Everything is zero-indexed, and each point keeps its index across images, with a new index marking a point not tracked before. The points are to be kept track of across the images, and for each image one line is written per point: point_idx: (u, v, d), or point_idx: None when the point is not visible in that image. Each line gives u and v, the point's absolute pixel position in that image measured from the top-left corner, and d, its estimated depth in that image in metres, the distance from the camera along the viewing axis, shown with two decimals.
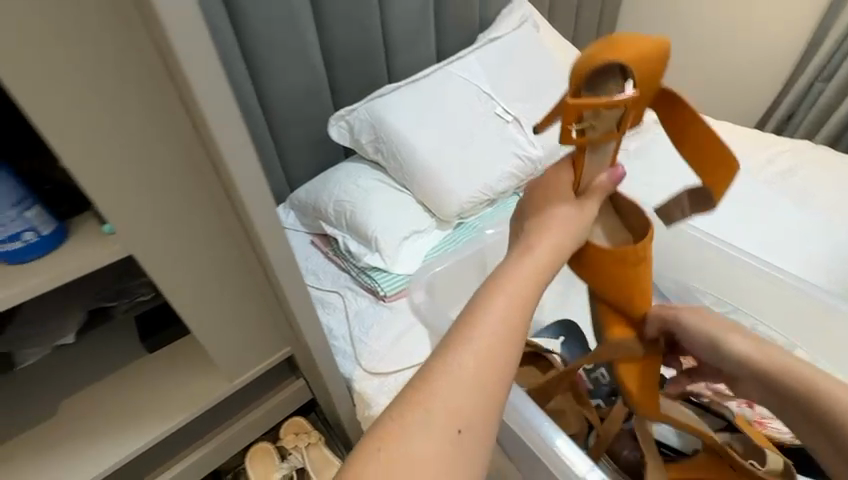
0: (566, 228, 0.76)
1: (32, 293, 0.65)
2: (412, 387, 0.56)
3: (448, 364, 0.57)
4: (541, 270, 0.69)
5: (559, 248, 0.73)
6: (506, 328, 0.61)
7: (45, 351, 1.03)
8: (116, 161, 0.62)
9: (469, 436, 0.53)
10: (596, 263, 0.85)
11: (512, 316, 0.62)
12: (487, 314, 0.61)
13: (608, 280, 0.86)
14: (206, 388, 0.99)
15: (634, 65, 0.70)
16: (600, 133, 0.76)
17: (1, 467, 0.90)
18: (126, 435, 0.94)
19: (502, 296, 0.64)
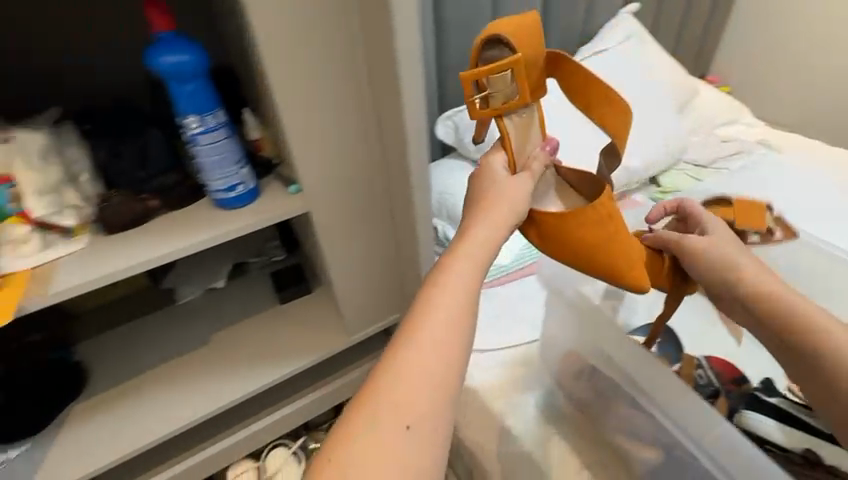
0: (503, 210, 0.73)
1: (240, 233, 0.81)
2: (361, 390, 0.56)
3: (401, 361, 0.56)
4: (479, 251, 0.67)
5: (497, 226, 0.70)
6: (451, 315, 0.60)
7: (199, 292, 1.24)
8: (319, 132, 0.78)
9: (420, 431, 0.53)
10: (557, 232, 0.81)
11: (457, 304, 0.61)
12: (432, 307, 0.60)
13: (571, 250, 0.81)
14: (329, 338, 1.14)
15: (512, 36, 0.77)
16: (501, 102, 0.81)
17: (168, 378, 1.08)
18: (264, 367, 1.10)
19: (448, 287, 0.62)
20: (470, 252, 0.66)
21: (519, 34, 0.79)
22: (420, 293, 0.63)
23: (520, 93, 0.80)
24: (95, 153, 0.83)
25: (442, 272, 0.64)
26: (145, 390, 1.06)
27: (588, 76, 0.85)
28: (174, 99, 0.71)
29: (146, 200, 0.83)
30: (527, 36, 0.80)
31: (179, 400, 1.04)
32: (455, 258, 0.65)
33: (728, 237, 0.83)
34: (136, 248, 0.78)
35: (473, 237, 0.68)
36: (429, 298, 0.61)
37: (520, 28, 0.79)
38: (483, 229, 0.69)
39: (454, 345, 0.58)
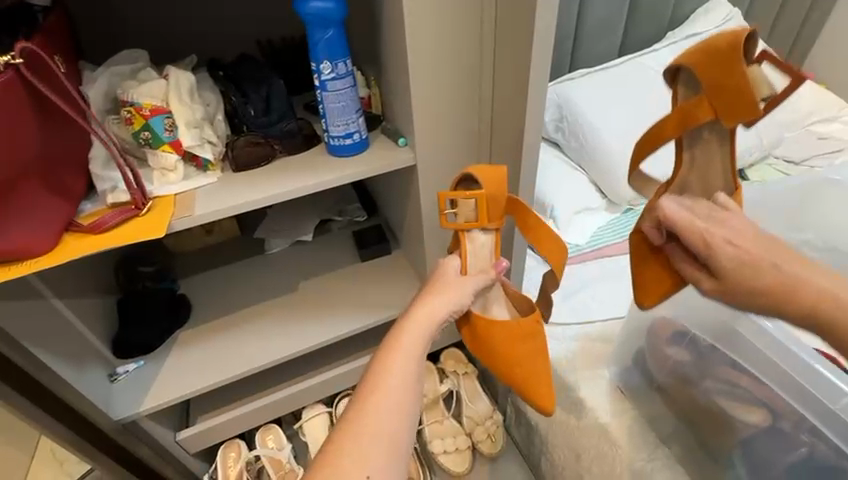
0: (458, 290, 0.78)
1: (354, 177, 0.86)
2: (319, 458, 0.59)
3: (356, 425, 0.60)
4: (431, 319, 0.72)
5: (445, 306, 0.75)
6: (402, 378, 0.64)
7: (286, 243, 1.32)
8: (437, 83, 0.81)
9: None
10: (484, 336, 0.87)
11: (405, 372, 0.65)
12: (386, 374, 0.64)
13: (498, 360, 0.88)
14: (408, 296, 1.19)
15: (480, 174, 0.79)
16: (462, 222, 0.84)
17: (259, 318, 1.16)
18: (346, 316, 1.16)
19: (400, 355, 0.67)
20: (420, 324, 0.71)
21: (484, 172, 0.80)
22: (374, 360, 0.67)
23: (477, 218, 0.82)
24: (228, 97, 0.91)
25: (392, 341, 0.68)
26: (239, 325, 1.15)
27: (535, 221, 0.82)
28: (311, 46, 0.77)
29: (272, 143, 0.89)
30: (489, 178, 0.79)
31: (269, 338, 1.13)
32: (402, 328, 0.70)
33: (723, 243, 0.69)
34: (266, 184, 0.84)
35: (422, 309, 0.73)
36: (384, 367, 0.65)
37: (485, 172, 0.79)
38: (435, 304, 0.75)
39: (401, 412, 0.61)
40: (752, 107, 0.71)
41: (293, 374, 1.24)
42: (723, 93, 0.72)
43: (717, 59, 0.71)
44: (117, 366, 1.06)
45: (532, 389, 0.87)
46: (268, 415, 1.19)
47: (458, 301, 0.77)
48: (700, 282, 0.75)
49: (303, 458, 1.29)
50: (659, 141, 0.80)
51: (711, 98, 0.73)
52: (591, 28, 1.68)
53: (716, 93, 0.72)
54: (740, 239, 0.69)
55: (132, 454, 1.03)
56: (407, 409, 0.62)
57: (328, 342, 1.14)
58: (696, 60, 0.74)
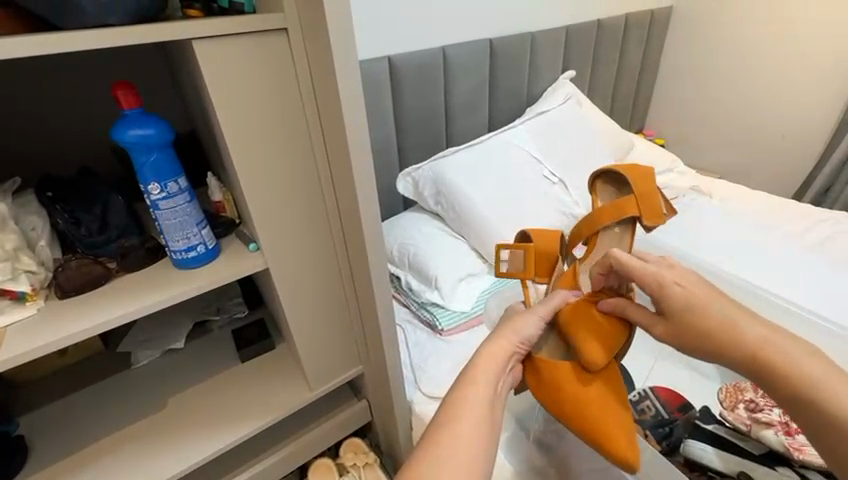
0: (512, 326, 0.80)
1: (197, 291, 0.83)
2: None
3: (435, 454, 0.62)
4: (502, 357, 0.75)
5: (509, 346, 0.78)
6: (478, 411, 0.67)
7: (157, 353, 1.22)
8: (274, 192, 0.84)
9: None
10: (555, 379, 0.81)
11: (482, 408, 0.67)
12: (463, 409, 0.67)
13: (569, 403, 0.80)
14: (290, 394, 1.13)
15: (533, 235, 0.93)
16: (511, 271, 0.93)
17: (114, 449, 1.02)
18: (220, 429, 1.06)
19: (475, 390, 0.70)
20: (494, 362, 0.75)
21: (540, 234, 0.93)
22: (451, 394, 0.70)
23: (525, 270, 0.92)
24: (54, 219, 0.86)
25: (467, 375, 0.72)
26: (92, 462, 1.00)
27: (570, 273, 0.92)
28: (136, 169, 0.77)
29: (106, 263, 0.85)
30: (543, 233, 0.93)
31: (131, 469, 0.99)
32: (480, 365, 0.74)
33: (673, 284, 0.72)
34: (93, 311, 0.78)
35: (495, 348, 0.77)
36: (461, 397, 0.69)
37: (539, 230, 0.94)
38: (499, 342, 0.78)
39: (483, 438, 0.64)
40: (661, 215, 0.85)
41: None
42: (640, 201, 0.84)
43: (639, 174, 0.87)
44: None
45: (607, 437, 0.76)
46: None
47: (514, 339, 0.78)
48: (651, 327, 0.77)
49: None
50: (595, 226, 0.87)
51: (636, 198, 0.84)
52: (458, 109, 1.87)
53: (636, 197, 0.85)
54: (689, 283, 0.72)
55: None
56: (487, 438, 0.64)
57: (198, 464, 1.02)
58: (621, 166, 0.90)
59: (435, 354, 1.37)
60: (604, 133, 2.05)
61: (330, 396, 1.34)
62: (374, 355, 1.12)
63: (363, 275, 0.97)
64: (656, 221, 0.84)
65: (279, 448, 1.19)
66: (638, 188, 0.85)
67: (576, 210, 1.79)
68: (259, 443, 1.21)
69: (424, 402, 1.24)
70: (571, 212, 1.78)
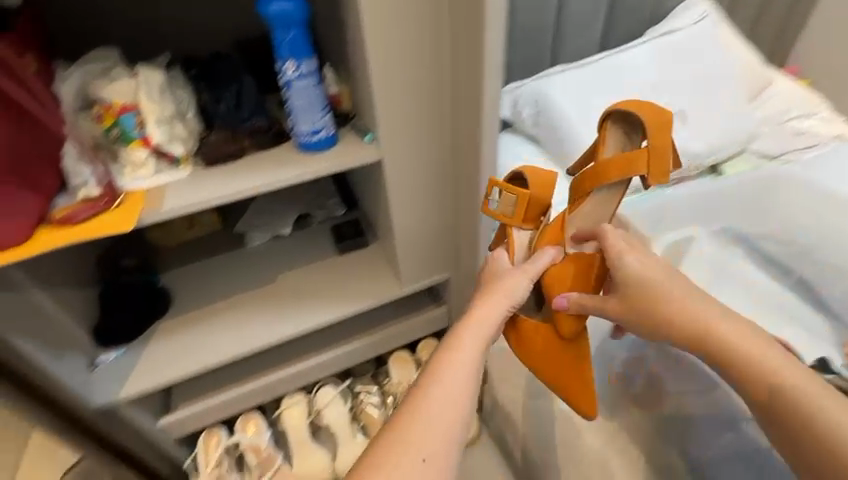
0: (500, 287, 0.80)
1: (319, 172, 0.89)
2: (379, 442, 0.65)
3: (420, 412, 0.65)
4: (486, 321, 0.76)
5: (501, 307, 0.78)
6: (461, 374, 0.69)
7: (266, 237, 1.36)
8: (398, 80, 0.84)
9: (433, 465, 0.62)
10: (532, 338, 0.91)
11: (468, 368, 0.70)
12: (448, 368, 0.70)
13: (543, 359, 0.91)
14: (382, 287, 1.22)
15: (528, 173, 0.94)
16: (499, 212, 0.93)
17: (236, 307, 1.20)
18: (321, 306, 1.20)
19: (462, 350, 0.72)
20: (479, 330, 0.75)
21: (536, 174, 0.94)
22: (438, 351, 0.73)
23: (516, 212, 0.92)
24: (198, 94, 0.93)
25: (450, 342, 0.73)
26: (219, 315, 1.19)
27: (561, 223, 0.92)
28: (275, 46, 0.80)
29: (241, 140, 0.92)
30: (537, 178, 0.93)
31: (248, 329, 1.16)
32: (464, 331, 0.74)
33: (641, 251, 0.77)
34: (233, 179, 0.87)
35: (481, 310, 0.77)
36: (446, 359, 0.71)
37: (532, 175, 0.94)
38: (484, 306, 0.78)
39: (459, 403, 0.67)
40: (665, 174, 0.84)
41: (271, 363, 1.26)
42: (652, 156, 0.83)
43: (655, 123, 0.84)
44: (97, 355, 1.08)
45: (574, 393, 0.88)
46: (247, 403, 1.24)
47: (502, 300, 0.79)
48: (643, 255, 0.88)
49: (282, 447, 1.31)
50: (600, 180, 0.87)
51: (647, 151, 0.84)
52: (572, 21, 1.69)
53: (650, 152, 0.84)
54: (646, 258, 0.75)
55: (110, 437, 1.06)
56: (464, 404, 0.67)
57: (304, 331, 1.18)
58: (643, 112, 0.86)
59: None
60: (740, 61, 1.76)
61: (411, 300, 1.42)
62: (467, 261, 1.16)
63: (470, 180, 0.97)
64: (661, 178, 0.83)
65: (366, 334, 1.31)
66: (653, 138, 0.84)
67: (689, 147, 1.60)
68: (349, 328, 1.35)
69: None
70: (685, 149, 1.59)
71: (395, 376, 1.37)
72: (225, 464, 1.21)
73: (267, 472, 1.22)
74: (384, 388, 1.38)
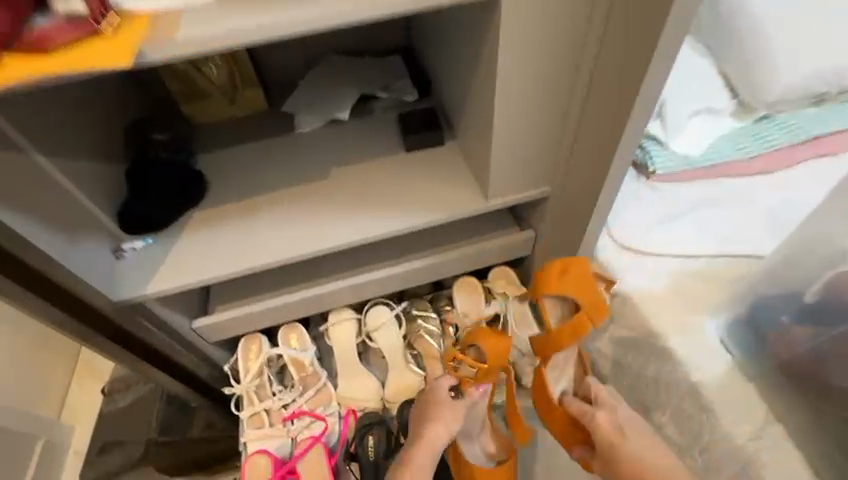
0: (451, 411, 0.96)
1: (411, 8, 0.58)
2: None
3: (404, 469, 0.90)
4: (455, 416, 0.96)
5: (446, 434, 0.94)
6: (427, 456, 0.92)
7: (320, 122, 1.09)
8: None
9: None
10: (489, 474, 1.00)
11: (438, 438, 0.94)
12: (423, 439, 0.93)
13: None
14: (463, 198, 0.96)
15: (489, 353, 0.91)
16: (462, 374, 0.98)
17: (281, 204, 0.98)
18: (386, 213, 0.96)
19: (441, 421, 0.94)
20: (428, 449, 0.93)
21: (489, 340, 0.92)
22: (414, 432, 0.96)
23: (476, 377, 0.95)
24: None
25: (406, 458, 0.92)
26: (262, 211, 0.97)
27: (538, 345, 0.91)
28: None
29: None
30: (493, 347, 0.92)
31: (299, 230, 0.95)
32: (417, 453, 0.92)
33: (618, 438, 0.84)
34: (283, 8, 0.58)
35: (439, 430, 0.94)
36: (430, 418, 0.95)
37: (484, 338, 0.92)
38: (438, 414, 0.95)
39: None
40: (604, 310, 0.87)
41: (320, 273, 1.08)
42: (587, 294, 0.85)
43: (577, 277, 0.86)
44: (123, 242, 0.91)
45: None
46: (294, 313, 1.08)
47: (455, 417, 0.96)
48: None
49: (326, 364, 1.17)
50: (559, 346, 0.88)
51: (583, 314, 0.86)
52: None
53: (574, 278, 0.86)
54: (629, 426, 0.85)
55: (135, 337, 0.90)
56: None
57: (369, 240, 0.96)
58: (570, 292, 0.86)
59: (634, 202, 1.02)
60: None
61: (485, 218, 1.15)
62: (593, 162, 0.84)
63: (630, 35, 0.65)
64: (597, 315, 0.85)
65: (431, 253, 1.08)
66: (579, 299, 0.86)
67: None
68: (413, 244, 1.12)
69: (617, 252, 0.96)
70: None
71: (460, 306, 1.15)
72: (266, 375, 1.09)
73: (310, 388, 1.09)
74: (444, 316, 1.19)
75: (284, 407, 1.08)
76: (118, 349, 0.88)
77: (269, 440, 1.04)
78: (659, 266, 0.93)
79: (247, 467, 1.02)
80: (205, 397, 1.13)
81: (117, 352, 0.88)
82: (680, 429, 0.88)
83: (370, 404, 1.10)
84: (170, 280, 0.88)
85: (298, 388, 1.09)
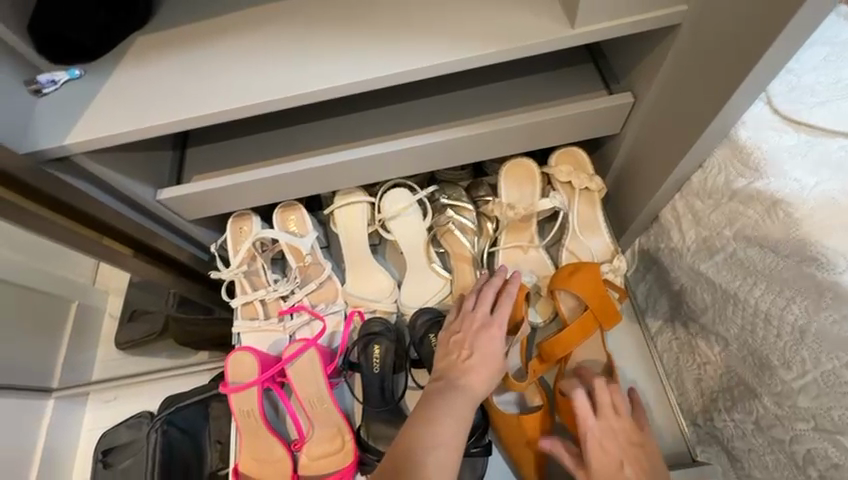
0: (495, 366, 0.74)
1: None
2: (426, 400, 0.72)
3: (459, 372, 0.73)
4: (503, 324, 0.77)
5: (499, 341, 0.75)
6: (481, 361, 0.74)
7: None
8: None
9: (444, 447, 0.66)
10: (520, 421, 0.79)
11: (497, 345, 0.75)
12: (481, 341, 0.75)
13: (524, 435, 0.79)
14: (535, 26, 0.59)
15: (589, 305, 0.79)
16: (561, 308, 0.83)
17: (256, 26, 0.64)
18: (409, 45, 0.60)
19: (498, 328, 0.76)
20: (467, 399, 0.71)
21: (595, 300, 0.79)
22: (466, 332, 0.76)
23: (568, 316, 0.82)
24: None
25: (436, 403, 0.70)
26: (229, 35, 0.64)
27: (564, 334, 0.79)
28: None
29: None
30: (583, 289, 0.79)
31: (276, 63, 0.61)
32: (450, 396, 0.71)
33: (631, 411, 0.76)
34: None
35: (479, 381, 0.72)
36: (485, 323, 0.77)
37: (581, 284, 0.79)
38: (479, 362, 0.73)
39: (458, 448, 0.67)
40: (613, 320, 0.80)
41: (323, 142, 0.81)
42: (598, 296, 0.79)
43: (588, 278, 0.79)
44: (39, 74, 0.64)
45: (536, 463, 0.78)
46: (285, 193, 0.81)
47: (495, 374, 0.74)
48: None
49: (334, 253, 0.96)
50: (570, 345, 0.79)
51: (594, 311, 0.79)
52: None
53: (584, 281, 0.79)
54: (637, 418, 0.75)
55: (77, 207, 0.69)
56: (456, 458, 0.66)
57: (377, 81, 0.60)
58: (585, 294, 0.79)
59: (825, 49, 0.62)
60: None
61: (560, 76, 0.79)
62: None
63: None
64: (612, 319, 0.79)
65: (475, 123, 0.77)
66: (598, 291, 0.79)
67: None
68: (450, 109, 0.79)
69: (773, 129, 0.60)
70: None
71: (505, 196, 0.88)
72: (261, 261, 0.91)
73: (312, 281, 0.90)
74: (482, 208, 0.92)
75: (282, 299, 0.91)
76: (63, 228, 0.69)
77: (259, 334, 0.88)
78: (844, 157, 0.57)
79: (228, 363, 0.84)
80: (190, 281, 0.96)
81: (37, 217, 0.65)
82: (823, 414, 0.57)
83: (381, 305, 0.88)
84: (90, 129, 0.62)
85: (296, 279, 0.90)
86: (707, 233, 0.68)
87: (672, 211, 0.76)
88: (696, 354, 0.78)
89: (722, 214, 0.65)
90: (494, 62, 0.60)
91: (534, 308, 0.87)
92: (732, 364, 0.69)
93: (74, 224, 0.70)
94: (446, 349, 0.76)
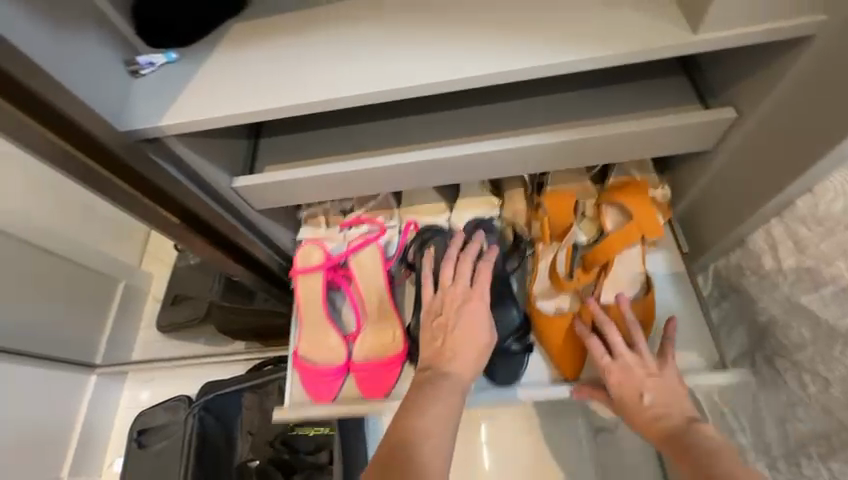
0: (478, 340, 0.68)
1: None
2: (412, 388, 0.64)
3: (442, 355, 0.67)
4: (482, 297, 0.71)
5: (482, 315, 0.69)
6: (463, 340, 0.67)
7: None
8: None
9: (433, 434, 0.58)
10: (559, 324, 0.76)
11: (479, 318, 0.69)
12: (454, 315, 0.70)
13: (558, 344, 0.76)
14: (650, 31, 0.55)
15: (635, 213, 0.79)
16: (609, 222, 0.82)
17: (354, 18, 0.63)
18: (512, 44, 0.58)
19: (478, 302, 0.70)
20: (454, 383, 0.64)
21: (642, 207, 0.79)
22: (445, 310, 0.71)
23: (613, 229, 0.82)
24: None
25: (423, 392, 0.62)
26: (325, 26, 0.64)
27: (609, 240, 0.78)
28: None
29: None
30: (634, 201, 0.79)
31: (373, 56, 0.60)
32: (438, 382, 0.63)
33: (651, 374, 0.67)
34: None
35: (464, 364, 0.66)
36: (464, 299, 0.71)
37: (631, 195, 0.80)
38: (462, 342, 0.67)
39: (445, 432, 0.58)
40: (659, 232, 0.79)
41: (399, 141, 0.79)
42: (645, 208, 0.79)
43: (638, 189, 0.80)
44: (140, 55, 0.65)
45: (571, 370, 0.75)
46: (357, 189, 0.80)
47: (483, 350, 0.68)
48: None
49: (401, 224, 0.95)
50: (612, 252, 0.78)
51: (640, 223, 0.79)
52: None
53: (636, 192, 0.80)
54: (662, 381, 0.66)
55: (161, 188, 0.70)
56: (449, 448, 0.57)
57: (475, 81, 0.58)
58: (635, 205, 0.79)
59: None
60: None
61: (651, 87, 0.76)
62: None
63: None
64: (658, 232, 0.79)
65: (559, 129, 0.74)
66: (647, 199, 0.79)
67: None
68: (531, 113, 0.77)
69: None
70: None
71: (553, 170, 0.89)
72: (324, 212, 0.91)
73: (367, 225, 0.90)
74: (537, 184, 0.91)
75: None
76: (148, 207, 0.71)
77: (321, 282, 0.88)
78: None
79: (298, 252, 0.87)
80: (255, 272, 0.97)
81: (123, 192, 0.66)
82: None
83: None
84: (184, 111, 0.62)
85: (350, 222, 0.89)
86: (811, 262, 0.65)
87: (765, 236, 0.71)
88: (780, 391, 0.74)
89: (834, 244, 0.62)
90: (601, 65, 0.57)
91: (582, 222, 0.86)
92: (831, 403, 0.66)
93: (166, 211, 0.74)
94: (430, 335, 0.70)
